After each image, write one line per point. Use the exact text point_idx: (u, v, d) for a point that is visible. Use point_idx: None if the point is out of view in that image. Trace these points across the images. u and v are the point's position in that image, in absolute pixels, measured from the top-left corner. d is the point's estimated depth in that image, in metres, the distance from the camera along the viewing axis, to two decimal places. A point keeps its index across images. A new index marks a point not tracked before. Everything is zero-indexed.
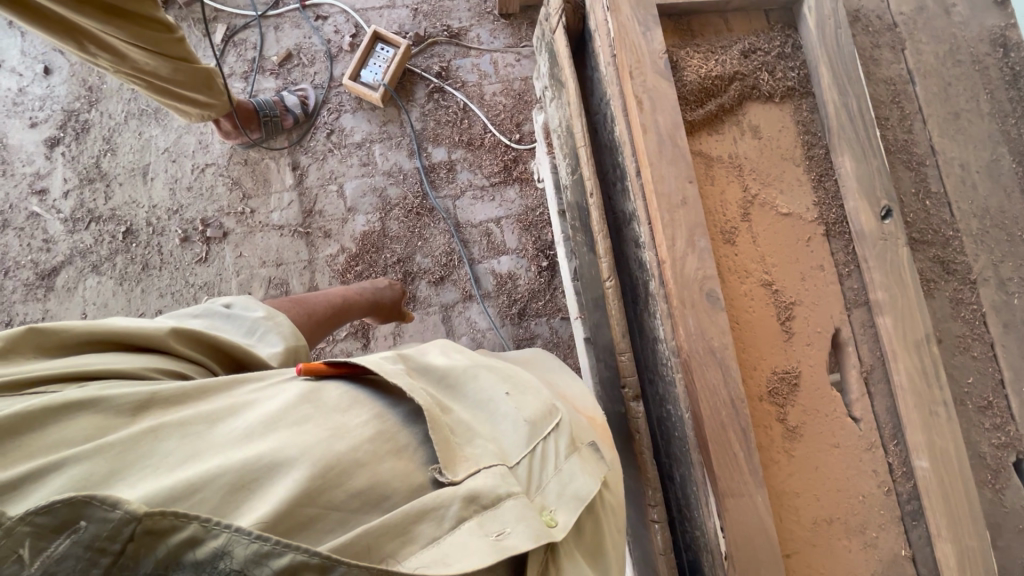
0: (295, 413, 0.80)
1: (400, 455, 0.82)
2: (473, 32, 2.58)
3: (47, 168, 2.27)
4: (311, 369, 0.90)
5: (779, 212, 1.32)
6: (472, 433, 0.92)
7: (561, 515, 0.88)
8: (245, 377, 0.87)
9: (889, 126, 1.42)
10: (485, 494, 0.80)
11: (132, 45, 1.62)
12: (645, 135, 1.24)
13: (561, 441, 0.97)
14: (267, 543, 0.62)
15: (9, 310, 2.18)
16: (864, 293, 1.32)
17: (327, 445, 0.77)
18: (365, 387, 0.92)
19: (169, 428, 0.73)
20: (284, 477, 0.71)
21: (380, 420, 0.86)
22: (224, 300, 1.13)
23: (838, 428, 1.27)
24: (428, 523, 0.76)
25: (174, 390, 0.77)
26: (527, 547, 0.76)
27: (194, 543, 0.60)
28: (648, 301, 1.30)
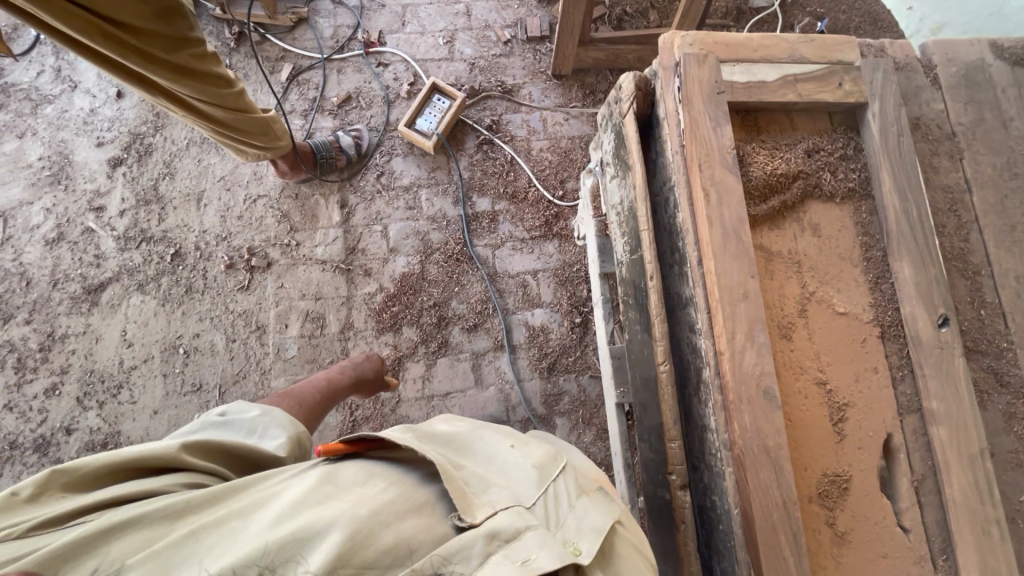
0: (318, 491, 0.87)
1: (422, 512, 0.88)
2: (526, 89, 2.68)
3: (107, 186, 2.35)
4: (330, 450, 0.99)
5: (836, 311, 1.33)
6: (486, 483, 0.97)
7: (585, 544, 0.91)
8: (270, 472, 0.93)
9: (944, 233, 1.45)
10: (503, 529, 0.86)
11: (196, 99, 1.69)
12: (710, 227, 1.27)
13: (570, 483, 1.02)
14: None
15: (52, 321, 2.21)
16: (917, 399, 1.31)
17: (351, 511, 0.83)
18: (379, 461, 0.98)
19: (206, 528, 0.80)
20: (315, 549, 0.77)
21: (398, 484, 0.92)
22: (217, 410, 1.20)
23: (887, 537, 1.24)
24: (458, 563, 0.82)
25: (204, 493, 0.85)
26: (553, 566, 0.80)
27: None
28: (700, 389, 1.30)
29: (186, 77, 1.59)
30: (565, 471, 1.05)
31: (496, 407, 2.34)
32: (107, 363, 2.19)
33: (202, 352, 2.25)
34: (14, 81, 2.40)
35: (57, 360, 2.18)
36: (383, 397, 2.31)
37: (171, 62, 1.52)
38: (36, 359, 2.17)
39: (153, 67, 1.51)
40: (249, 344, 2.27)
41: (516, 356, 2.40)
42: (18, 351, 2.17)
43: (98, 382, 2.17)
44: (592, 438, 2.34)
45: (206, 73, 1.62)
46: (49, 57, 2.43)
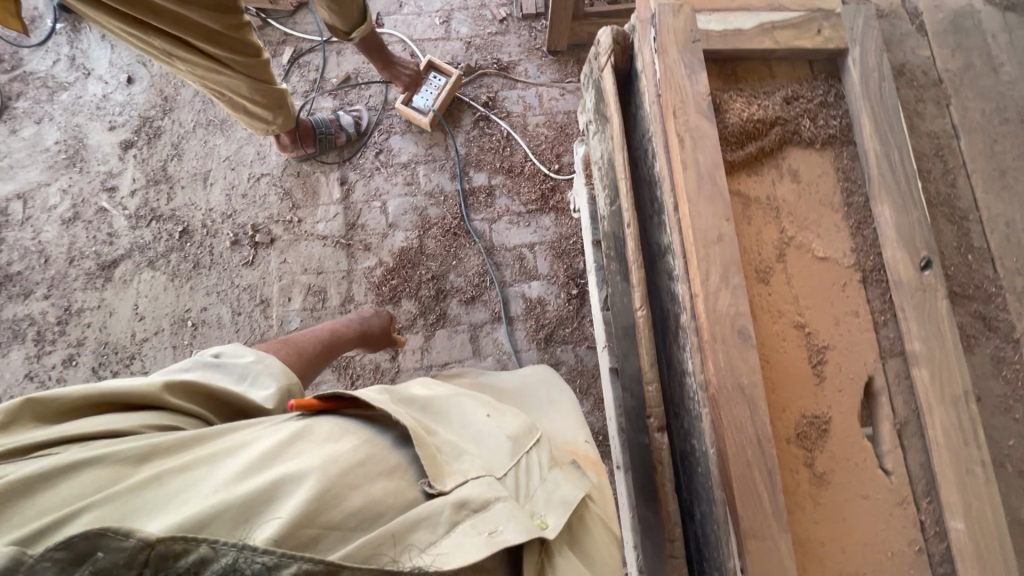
0: (288, 449, 0.89)
1: (390, 476, 0.92)
2: (522, 66, 2.70)
3: (119, 168, 2.45)
4: (303, 406, 1.00)
5: (815, 255, 1.33)
6: (459, 451, 1.02)
7: (551, 517, 0.99)
8: (242, 424, 0.95)
9: (930, 178, 1.43)
10: (474, 499, 0.92)
11: (220, 65, 1.74)
12: (685, 172, 1.28)
13: (543, 455, 1.10)
14: (273, 556, 0.73)
15: (69, 296, 2.32)
16: (900, 343, 1.30)
17: (320, 469, 0.85)
18: (353, 419, 1.00)
19: (173, 474, 0.81)
20: (282, 504, 0.79)
21: (370, 445, 0.95)
22: (213, 350, 1.20)
23: (868, 479, 1.23)
24: (424, 529, 0.86)
25: (172, 441, 0.85)
26: (520, 539, 0.88)
27: (204, 563, 0.71)
28: (679, 334, 1.31)
29: (212, 41, 1.65)
30: (540, 444, 1.12)
31: None
32: (120, 336, 2.29)
33: (209, 325, 2.33)
34: (32, 70, 2.52)
35: (74, 332, 2.28)
36: (383, 367, 2.36)
37: (201, 25, 1.58)
38: (54, 332, 2.28)
39: (183, 26, 1.56)
40: (254, 317, 2.35)
41: (513, 328, 2.43)
42: (37, 325, 2.28)
43: (112, 353, 2.27)
44: (590, 408, 2.35)
45: (234, 40, 1.68)
46: (64, 47, 2.55)
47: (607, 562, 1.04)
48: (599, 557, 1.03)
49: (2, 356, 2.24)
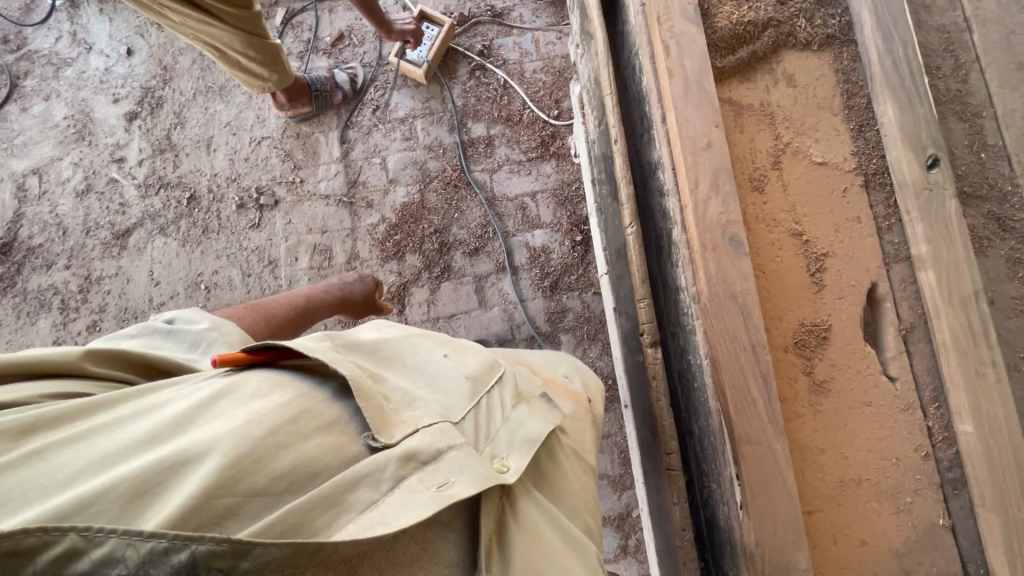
0: (205, 411, 0.73)
1: (330, 432, 0.77)
2: (516, 11, 2.63)
3: (125, 139, 2.51)
4: (228, 359, 0.84)
5: (813, 161, 1.27)
6: (410, 398, 0.91)
7: (512, 459, 0.92)
8: (154, 385, 0.78)
9: (940, 75, 1.34)
10: (423, 451, 0.79)
11: (213, 18, 1.73)
12: (671, 79, 1.23)
13: (506, 393, 1.03)
14: (166, 539, 0.56)
15: (88, 265, 2.41)
16: (906, 248, 1.25)
17: (240, 431, 0.69)
18: (289, 372, 0.85)
19: (53, 447, 0.63)
20: (191, 474, 0.64)
21: (306, 398, 0.79)
22: (166, 315, 1.08)
23: (872, 386, 1.20)
24: (365, 488, 0.73)
25: (58, 410, 0.68)
26: (472, 492, 0.76)
27: (72, 556, 0.52)
28: (671, 251, 1.28)
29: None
30: (501, 382, 1.06)
31: (500, 326, 2.37)
32: (138, 301, 2.37)
33: (221, 287, 2.39)
34: (37, 48, 2.58)
35: (96, 299, 2.38)
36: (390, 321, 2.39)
37: None
38: (77, 300, 2.37)
39: None
40: (263, 278, 2.40)
41: (518, 278, 2.41)
42: (61, 294, 2.38)
43: (132, 318, 2.36)
44: (598, 353, 2.33)
45: None
46: (65, 23, 2.60)
47: (579, 495, 1.03)
48: (570, 492, 1.01)
49: (31, 324, 2.36)
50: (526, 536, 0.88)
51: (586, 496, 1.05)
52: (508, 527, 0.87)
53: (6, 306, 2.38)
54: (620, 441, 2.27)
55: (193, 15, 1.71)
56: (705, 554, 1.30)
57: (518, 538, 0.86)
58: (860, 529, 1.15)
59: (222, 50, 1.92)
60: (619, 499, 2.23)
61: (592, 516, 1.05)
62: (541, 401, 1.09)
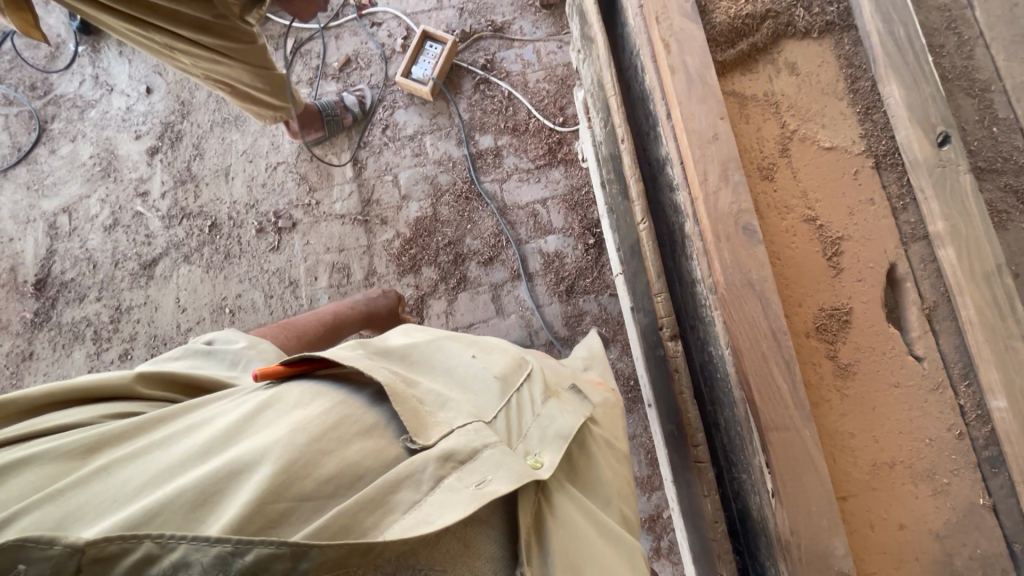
0: (253, 421, 0.75)
1: (371, 435, 0.78)
2: (516, 25, 2.68)
3: (148, 173, 2.61)
4: (267, 373, 0.85)
5: (822, 146, 1.28)
6: (444, 400, 0.91)
7: (545, 456, 0.92)
8: (206, 398, 0.81)
9: (944, 54, 1.34)
10: (459, 451, 0.79)
11: (219, 56, 1.80)
12: (673, 76, 1.25)
13: (535, 389, 1.04)
14: (228, 544, 0.59)
15: (118, 296, 2.49)
16: (923, 227, 1.24)
17: (287, 439, 0.71)
18: (326, 381, 0.86)
19: (121, 463, 0.67)
20: (244, 483, 0.65)
21: (344, 405, 0.80)
22: (206, 338, 1.11)
23: (899, 366, 1.19)
24: (406, 489, 0.73)
25: (122, 427, 0.71)
26: (509, 489, 0.76)
27: (150, 561, 0.56)
28: (685, 244, 1.29)
29: (209, 33, 1.69)
30: (530, 377, 1.06)
31: (519, 333, 2.39)
32: (167, 327, 2.45)
33: (245, 310, 2.45)
34: (62, 92, 2.71)
35: (126, 328, 2.45)
36: None
37: (197, 20, 1.64)
38: (109, 330, 2.45)
39: (180, 21, 1.62)
40: (285, 299, 2.45)
41: (534, 284, 2.43)
42: (94, 325, 2.46)
43: (161, 345, 2.43)
44: (618, 354, 2.33)
45: (229, 29, 1.71)
46: (87, 67, 2.72)
47: (612, 482, 1.03)
48: (603, 481, 1.02)
49: (67, 356, 2.44)
50: (563, 528, 0.88)
51: (620, 482, 1.07)
52: (545, 519, 0.88)
53: (42, 339, 2.46)
54: (646, 441, 2.26)
55: (202, 54, 1.77)
56: (740, 547, 1.28)
57: (555, 530, 0.87)
58: (897, 514, 1.13)
59: (229, 84, 1.99)
60: (648, 500, 2.21)
61: (627, 504, 1.06)
62: (571, 393, 1.08)
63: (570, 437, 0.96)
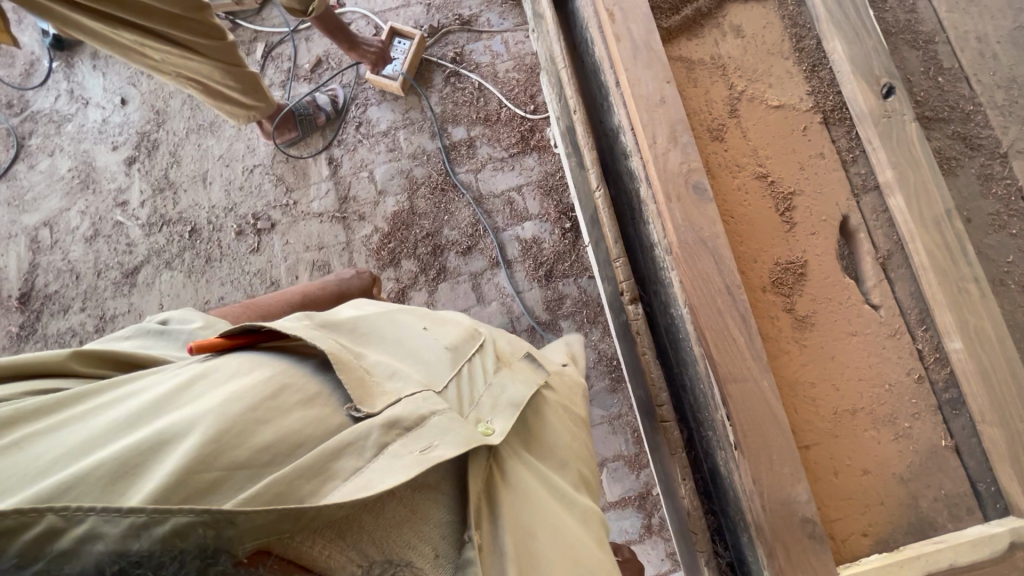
0: (184, 393, 0.71)
1: (313, 404, 0.75)
2: (484, 17, 2.71)
3: (126, 183, 2.63)
4: (203, 346, 0.84)
5: (770, 105, 1.30)
6: (393, 370, 0.89)
7: (497, 423, 0.91)
8: (132, 374, 0.76)
9: (887, 8, 1.36)
10: (406, 417, 0.77)
11: (189, 53, 1.83)
12: (619, 43, 1.26)
13: (488, 360, 1.05)
14: (144, 514, 0.52)
15: (102, 305, 2.51)
16: (874, 177, 1.26)
17: (219, 409, 0.66)
18: (268, 352, 0.85)
19: (28, 438, 0.61)
20: (170, 453, 0.60)
21: (285, 374, 0.78)
22: (161, 318, 1.08)
23: (855, 316, 1.20)
24: (350, 456, 0.70)
25: (33, 404, 0.65)
26: (454, 454, 0.75)
27: (50, 537, 0.49)
28: (641, 209, 1.30)
29: (174, 25, 1.73)
30: (482, 349, 1.08)
31: (500, 319, 2.39)
32: None
33: None
34: (38, 109, 2.74)
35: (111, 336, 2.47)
36: None
37: (162, 12, 1.68)
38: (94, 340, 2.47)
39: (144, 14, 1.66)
40: None
41: (513, 270, 2.44)
42: (78, 335, 2.48)
43: None
44: (600, 335, 2.34)
45: (194, 21, 1.75)
46: (62, 83, 2.75)
47: (568, 444, 1.04)
48: (557, 445, 1.03)
49: None
50: (514, 493, 0.87)
51: (578, 446, 1.07)
52: (496, 484, 0.87)
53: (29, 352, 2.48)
54: (632, 420, 2.27)
55: (173, 52, 1.80)
56: (713, 506, 1.28)
57: (506, 495, 0.86)
58: (860, 461, 1.14)
59: (203, 86, 2.01)
60: (637, 478, 2.22)
61: (585, 464, 1.06)
62: (523, 363, 1.10)
63: (522, 404, 0.96)
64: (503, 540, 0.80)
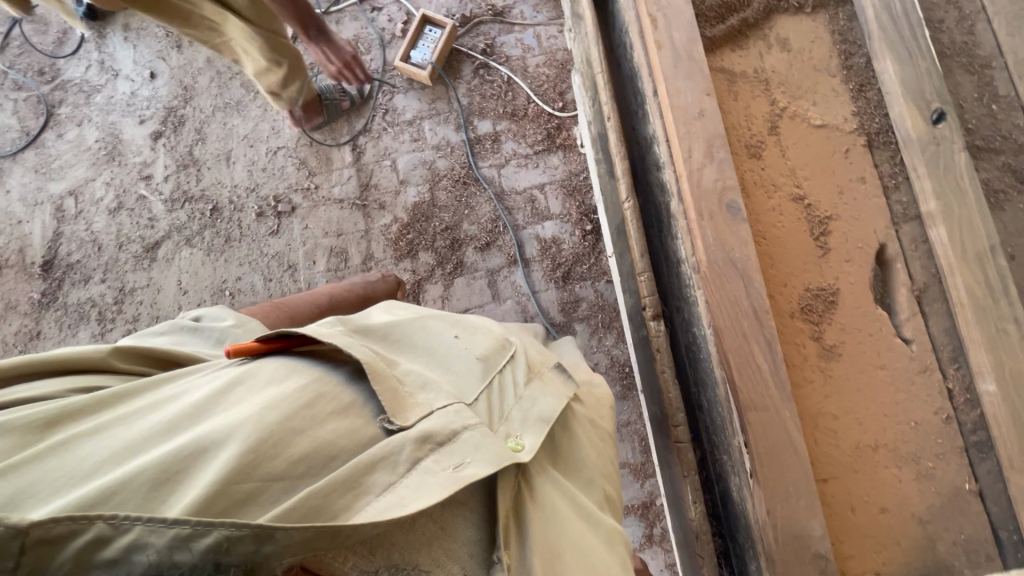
0: (224, 399, 0.76)
1: (346, 414, 0.79)
2: (517, 9, 2.66)
3: (152, 157, 2.65)
4: (239, 350, 0.86)
5: (812, 124, 1.25)
6: (425, 380, 0.92)
7: (527, 439, 0.91)
8: (176, 374, 0.82)
9: (944, 28, 1.30)
10: (438, 432, 0.80)
11: None
12: (659, 51, 1.22)
13: (518, 370, 1.03)
14: (186, 526, 0.58)
15: (121, 278, 2.53)
16: (915, 207, 1.21)
17: (256, 419, 0.72)
18: (303, 357, 0.88)
19: (84, 437, 0.67)
20: (211, 462, 0.66)
21: (319, 383, 0.82)
22: (193, 315, 1.12)
23: (885, 349, 1.16)
24: (382, 471, 0.74)
25: (85, 402, 0.71)
26: (487, 473, 0.78)
27: (103, 542, 0.55)
28: (670, 223, 1.27)
29: None
30: (513, 360, 1.06)
31: (514, 319, 2.38)
32: (168, 309, 2.49)
33: (244, 293, 2.48)
34: (69, 77, 2.75)
35: (130, 310, 2.50)
36: None
37: None
38: (112, 311, 2.50)
39: None
40: (284, 282, 2.47)
41: (530, 270, 2.42)
42: (98, 306, 2.51)
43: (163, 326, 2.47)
44: (614, 341, 2.32)
45: None
46: (93, 53, 2.77)
47: (592, 460, 1.03)
48: (585, 462, 1.02)
49: (72, 335, 2.49)
50: (542, 510, 0.88)
51: (604, 461, 1.07)
52: (524, 500, 0.87)
53: (49, 319, 2.52)
54: (640, 428, 2.25)
55: None
56: (722, 530, 1.27)
57: (534, 512, 0.86)
58: (880, 498, 1.11)
59: None
60: (641, 488, 2.20)
61: (609, 482, 1.06)
62: (554, 374, 1.09)
63: (551, 420, 0.96)
64: (530, 557, 0.82)
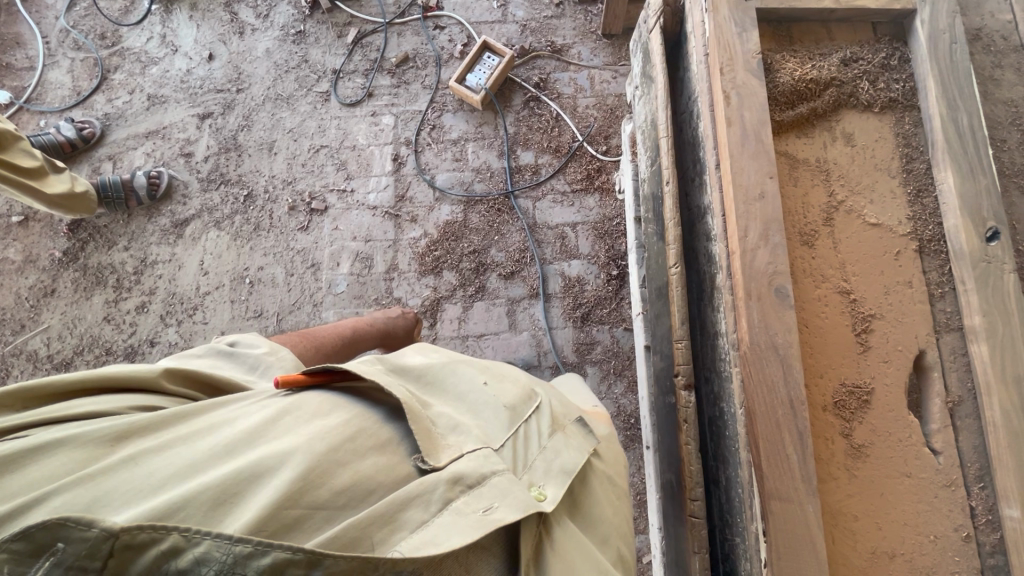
0: (273, 426, 0.76)
1: (384, 450, 0.78)
2: (575, 49, 2.72)
3: (195, 136, 2.68)
4: (289, 381, 0.85)
5: (867, 222, 1.27)
6: (455, 423, 0.89)
7: (549, 490, 0.89)
8: (228, 398, 0.82)
9: (1005, 148, 1.35)
10: (468, 474, 0.79)
11: None
12: (728, 128, 1.24)
13: (543, 421, 0.99)
14: (249, 545, 0.60)
15: (145, 249, 2.54)
16: (958, 318, 1.22)
17: (306, 448, 0.72)
18: (346, 395, 0.86)
19: (150, 453, 0.69)
20: (264, 486, 0.67)
21: (362, 417, 0.81)
22: (227, 339, 1.07)
23: (913, 457, 1.16)
24: (416, 508, 0.73)
25: (148, 417, 0.72)
26: (515, 519, 0.75)
27: (174, 553, 0.58)
28: (714, 295, 1.28)
29: None
30: (538, 410, 1.01)
31: (526, 352, 2.36)
32: (186, 288, 2.48)
33: (264, 283, 2.48)
34: (129, 46, 2.80)
35: (147, 282, 2.49)
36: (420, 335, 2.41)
37: None
38: (130, 280, 2.50)
39: None
40: (305, 279, 2.47)
41: (550, 305, 2.42)
42: (117, 273, 2.51)
43: (178, 303, 2.46)
44: (623, 390, 2.31)
45: None
46: (157, 26, 2.83)
47: (610, 519, 0.98)
48: (601, 518, 0.97)
49: (86, 298, 2.49)
50: (561, 565, 0.83)
51: (620, 519, 1.01)
52: (546, 559, 0.83)
53: (66, 279, 2.52)
54: (637, 482, 2.22)
55: None
56: None
57: (555, 565, 0.83)
58: None
59: None
60: None
61: (625, 542, 1.00)
62: (576, 426, 1.04)
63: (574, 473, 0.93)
64: None
